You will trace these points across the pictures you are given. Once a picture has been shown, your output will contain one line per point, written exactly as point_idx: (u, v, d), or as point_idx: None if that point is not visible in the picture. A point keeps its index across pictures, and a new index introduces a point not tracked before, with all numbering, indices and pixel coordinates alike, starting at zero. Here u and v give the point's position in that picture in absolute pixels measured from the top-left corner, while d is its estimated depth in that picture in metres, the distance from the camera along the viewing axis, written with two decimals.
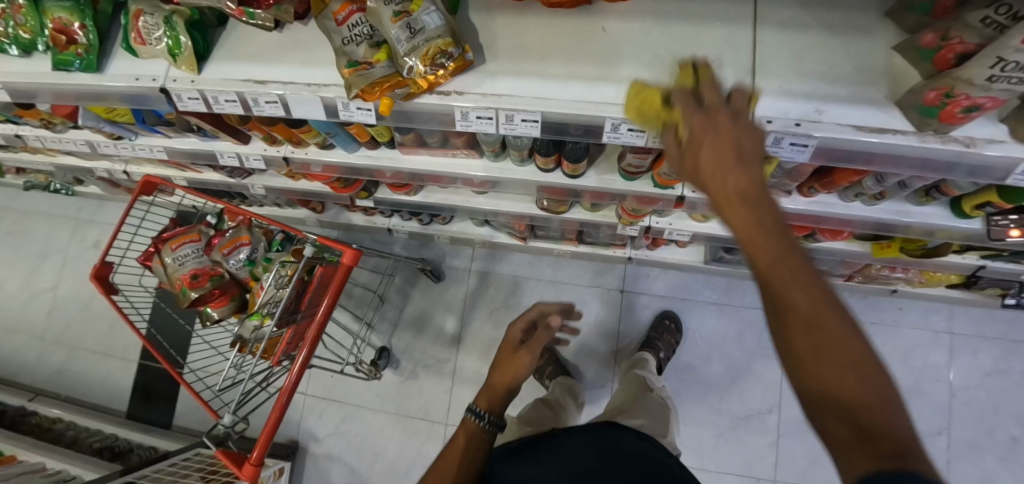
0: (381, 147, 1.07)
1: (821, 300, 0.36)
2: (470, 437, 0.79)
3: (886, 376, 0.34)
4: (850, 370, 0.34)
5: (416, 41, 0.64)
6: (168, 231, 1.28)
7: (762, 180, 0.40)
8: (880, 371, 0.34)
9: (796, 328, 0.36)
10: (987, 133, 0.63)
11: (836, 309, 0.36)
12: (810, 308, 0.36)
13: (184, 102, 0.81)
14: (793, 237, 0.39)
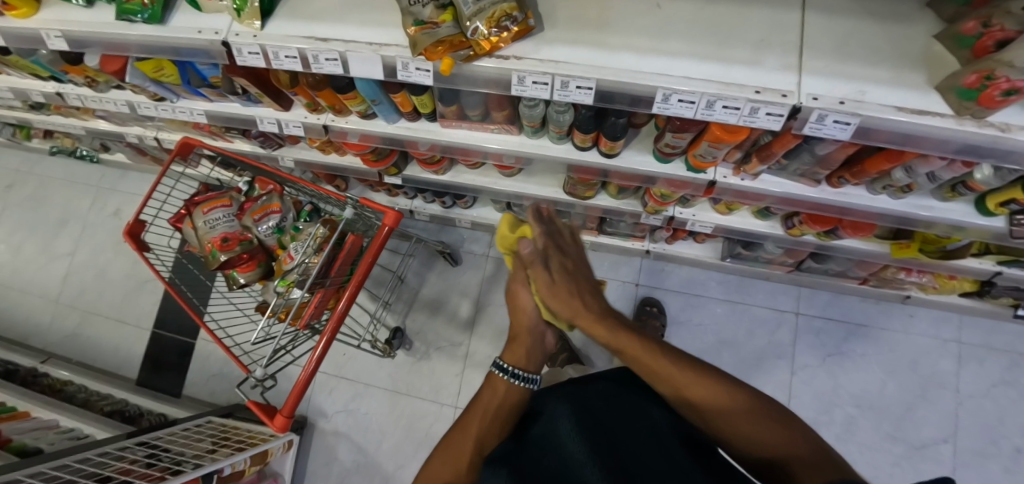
0: (421, 120, 1.10)
1: (758, 418, 0.64)
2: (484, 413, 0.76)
3: (801, 442, 0.60)
4: (783, 442, 0.60)
5: (482, 4, 0.67)
6: (200, 196, 1.31)
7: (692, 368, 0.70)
8: (798, 440, 0.60)
9: (750, 429, 0.62)
10: (1019, 120, 0.66)
11: (763, 416, 0.64)
12: (763, 430, 0.62)
13: (244, 57, 0.84)
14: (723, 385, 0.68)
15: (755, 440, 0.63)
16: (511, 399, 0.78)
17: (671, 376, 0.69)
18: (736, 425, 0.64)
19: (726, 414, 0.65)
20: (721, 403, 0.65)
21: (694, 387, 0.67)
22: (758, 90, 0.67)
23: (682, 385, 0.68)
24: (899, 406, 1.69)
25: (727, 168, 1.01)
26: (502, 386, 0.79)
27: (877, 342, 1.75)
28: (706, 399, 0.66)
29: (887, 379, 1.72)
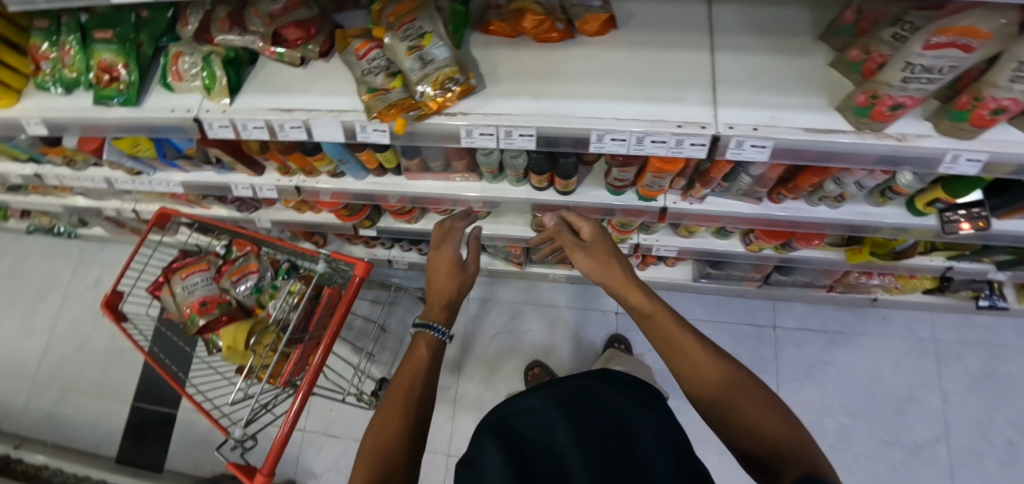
0: (387, 174, 1.16)
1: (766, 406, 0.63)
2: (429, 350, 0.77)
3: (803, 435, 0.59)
4: (787, 430, 0.59)
5: (428, 70, 0.75)
6: (178, 262, 1.34)
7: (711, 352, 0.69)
8: (800, 433, 0.59)
9: (753, 410, 0.62)
10: (915, 129, 0.77)
11: (768, 403, 0.63)
12: (767, 415, 0.61)
13: (215, 130, 0.90)
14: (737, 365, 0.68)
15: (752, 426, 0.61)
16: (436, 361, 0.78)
17: (694, 350, 0.70)
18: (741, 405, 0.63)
19: (733, 396, 0.64)
20: (729, 383, 0.66)
21: (711, 364, 0.68)
22: (681, 124, 0.75)
23: (698, 358, 0.69)
24: (888, 409, 1.71)
25: (676, 194, 1.09)
26: (423, 341, 0.79)
27: (857, 347, 1.79)
28: (717, 378, 0.66)
29: (872, 383, 1.74)
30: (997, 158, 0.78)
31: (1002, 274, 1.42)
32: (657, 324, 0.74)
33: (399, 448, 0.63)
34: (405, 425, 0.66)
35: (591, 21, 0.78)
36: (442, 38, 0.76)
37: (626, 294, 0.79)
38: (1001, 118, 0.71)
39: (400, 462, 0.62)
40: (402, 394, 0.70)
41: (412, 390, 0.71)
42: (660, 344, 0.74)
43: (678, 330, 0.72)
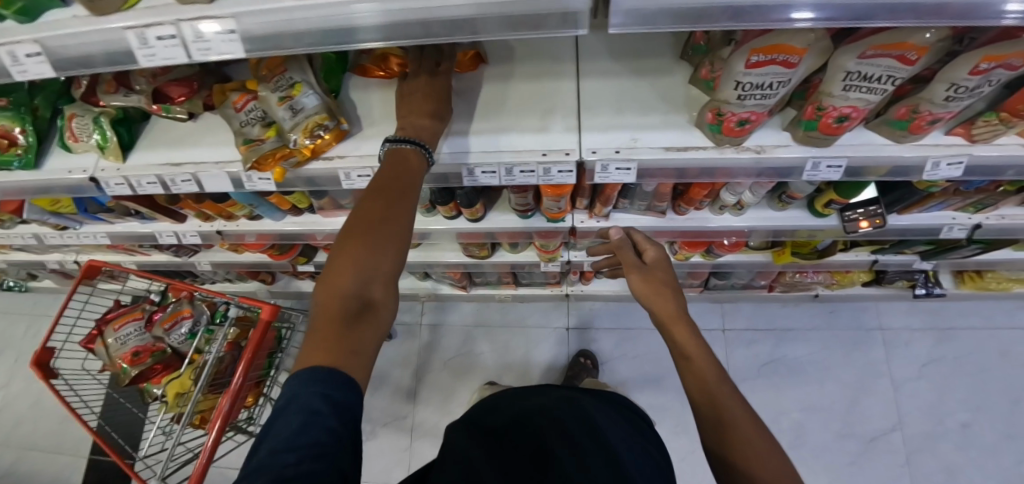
0: (304, 213, 1.19)
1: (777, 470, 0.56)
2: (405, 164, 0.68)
3: None
4: None
5: (298, 118, 0.77)
6: (111, 313, 1.35)
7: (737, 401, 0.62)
8: None
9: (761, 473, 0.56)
10: (773, 140, 0.80)
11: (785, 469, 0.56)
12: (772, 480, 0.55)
13: (113, 188, 0.91)
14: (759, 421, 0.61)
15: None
16: (419, 166, 0.69)
17: (726, 396, 0.62)
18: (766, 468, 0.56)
19: (761, 456, 0.57)
20: (761, 446, 0.58)
21: (744, 417, 0.61)
22: (545, 153, 0.77)
23: (726, 409, 0.61)
24: (842, 402, 1.72)
25: (583, 213, 1.12)
26: (413, 156, 0.69)
27: (806, 342, 1.80)
28: (745, 435, 0.59)
29: (824, 379, 1.75)
30: (855, 163, 0.82)
31: (928, 263, 1.45)
32: (690, 359, 0.67)
33: (382, 262, 0.59)
34: (389, 229, 0.61)
35: (466, 57, 0.82)
36: (312, 85, 0.78)
37: (662, 317, 0.71)
38: (847, 124, 0.73)
39: (385, 274, 0.59)
40: (387, 194, 0.63)
41: (397, 195, 0.64)
42: (686, 382, 0.67)
43: (711, 370, 0.65)
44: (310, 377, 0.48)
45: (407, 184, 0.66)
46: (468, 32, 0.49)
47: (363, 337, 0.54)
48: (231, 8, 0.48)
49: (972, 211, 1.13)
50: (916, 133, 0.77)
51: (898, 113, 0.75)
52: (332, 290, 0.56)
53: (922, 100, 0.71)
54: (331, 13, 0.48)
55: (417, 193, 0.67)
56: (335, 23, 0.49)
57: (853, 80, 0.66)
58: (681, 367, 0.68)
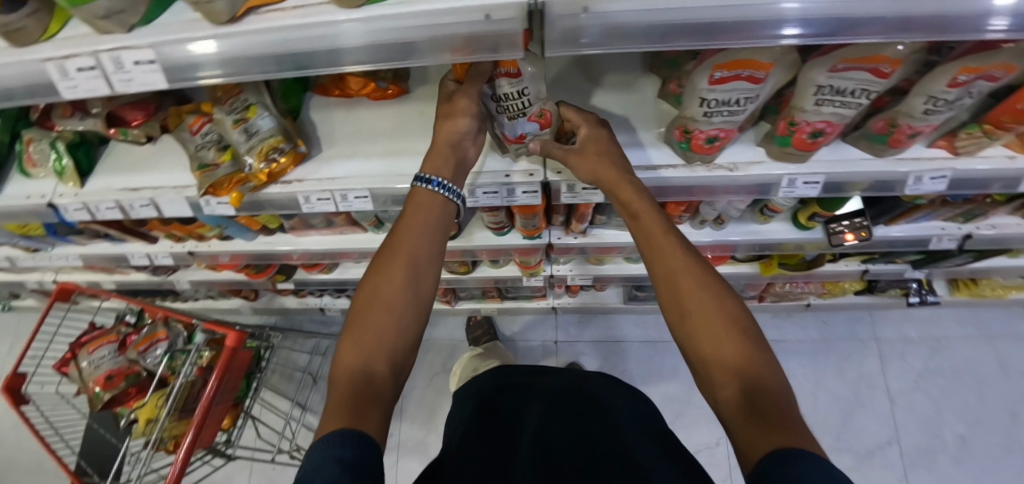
0: (277, 232, 1.16)
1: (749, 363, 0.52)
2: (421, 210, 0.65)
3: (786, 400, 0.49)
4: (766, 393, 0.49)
5: (253, 142, 0.73)
6: (86, 336, 1.32)
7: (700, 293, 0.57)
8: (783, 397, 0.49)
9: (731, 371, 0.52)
10: (746, 157, 0.77)
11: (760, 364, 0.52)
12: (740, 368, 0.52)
13: (71, 213, 0.88)
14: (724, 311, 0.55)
15: (744, 381, 0.50)
16: (443, 218, 0.66)
17: (713, 297, 0.56)
18: (754, 365, 0.52)
19: (748, 358, 0.52)
20: (737, 341, 0.54)
21: (729, 319, 0.55)
22: (508, 174, 0.75)
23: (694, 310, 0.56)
24: (835, 416, 1.75)
25: (559, 229, 1.09)
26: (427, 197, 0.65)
27: (797, 355, 1.83)
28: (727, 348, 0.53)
29: (817, 391, 1.78)
30: (834, 179, 0.78)
31: (920, 272, 1.43)
32: (669, 265, 0.59)
33: (386, 332, 0.59)
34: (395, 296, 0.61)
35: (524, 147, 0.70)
36: (268, 106, 0.74)
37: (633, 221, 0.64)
38: (822, 140, 0.70)
39: (388, 344, 0.59)
40: (399, 254, 0.62)
41: (412, 257, 0.62)
42: (663, 295, 0.60)
43: (687, 265, 0.59)
44: (333, 441, 0.47)
45: (423, 239, 0.64)
46: (404, 58, 0.48)
47: (378, 410, 0.53)
48: (216, 29, 0.46)
49: (961, 221, 1.10)
50: (896, 147, 0.73)
51: (876, 127, 0.72)
52: (340, 371, 0.57)
53: (900, 114, 0.67)
54: (319, 33, 0.46)
55: (436, 252, 0.65)
56: (320, 43, 0.47)
57: (826, 94, 0.62)
58: (656, 276, 0.61)
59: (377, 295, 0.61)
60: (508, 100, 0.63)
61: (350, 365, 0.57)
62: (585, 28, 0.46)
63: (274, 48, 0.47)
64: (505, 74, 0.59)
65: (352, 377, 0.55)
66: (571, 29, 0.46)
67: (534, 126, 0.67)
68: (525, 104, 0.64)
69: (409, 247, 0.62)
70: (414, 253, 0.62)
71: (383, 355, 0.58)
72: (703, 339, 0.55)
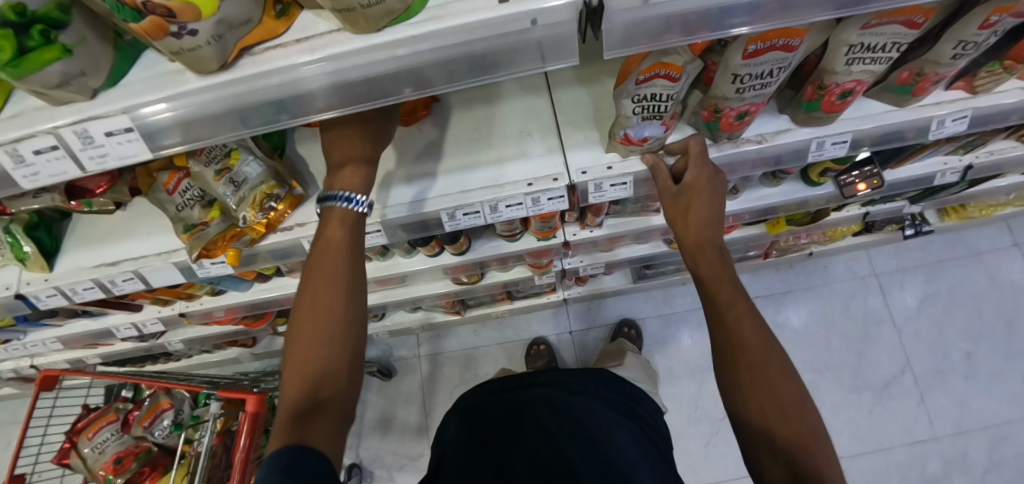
0: (272, 277, 1.08)
1: (804, 413, 0.51)
2: (345, 222, 0.58)
3: (829, 453, 0.49)
4: (812, 440, 0.49)
5: (242, 192, 0.65)
6: (82, 421, 1.22)
7: (770, 336, 0.56)
8: (826, 449, 0.49)
9: (787, 412, 0.51)
10: (771, 127, 0.76)
11: (813, 418, 0.51)
12: (793, 411, 0.51)
13: (43, 299, 0.79)
14: (787, 360, 0.54)
15: (796, 470, 0.47)
16: (357, 233, 0.60)
17: (779, 378, 0.53)
18: (814, 453, 0.48)
19: (807, 443, 0.49)
20: (799, 427, 0.50)
21: (791, 399, 0.52)
22: (531, 182, 0.70)
23: (768, 346, 0.55)
24: (849, 355, 1.79)
25: (573, 225, 1.05)
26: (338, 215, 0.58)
27: (804, 304, 1.86)
28: (782, 388, 0.52)
29: (828, 335, 1.82)
30: (859, 136, 0.77)
31: (917, 206, 1.45)
32: (733, 336, 0.56)
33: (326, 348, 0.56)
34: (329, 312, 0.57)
35: (638, 147, 0.67)
36: (251, 148, 0.66)
37: (711, 286, 0.61)
38: (850, 99, 0.67)
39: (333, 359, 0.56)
40: (320, 275, 0.58)
41: (337, 277, 0.58)
42: (712, 323, 0.60)
43: (756, 338, 0.55)
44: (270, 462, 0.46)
45: (343, 253, 0.58)
46: (377, 95, 0.43)
47: (328, 427, 0.52)
48: (167, 89, 0.39)
49: (963, 152, 1.08)
50: (920, 95, 0.72)
51: (900, 78, 0.69)
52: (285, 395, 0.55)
53: (928, 63, 0.64)
54: (283, 80, 0.40)
55: (360, 262, 0.60)
56: (289, 90, 0.40)
57: (857, 53, 0.58)
58: (710, 305, 0.61)
59: (312, 319, 0.56)
60: (652, 101, 0.59)
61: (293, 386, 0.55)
62: (643, 22, 0.41)
63: (266, 98, 0.41)
64: (664, 77, 0.54)
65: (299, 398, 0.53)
66: (634, 23, 0.41)
67: (660, 128, 0.64)
68: (666, 108, 0.60)
69: (328, 268, 0.58)
70: (339, 275, 0.57)
71: (334, 373, 0.55)
72: (762, 422, 0.51)
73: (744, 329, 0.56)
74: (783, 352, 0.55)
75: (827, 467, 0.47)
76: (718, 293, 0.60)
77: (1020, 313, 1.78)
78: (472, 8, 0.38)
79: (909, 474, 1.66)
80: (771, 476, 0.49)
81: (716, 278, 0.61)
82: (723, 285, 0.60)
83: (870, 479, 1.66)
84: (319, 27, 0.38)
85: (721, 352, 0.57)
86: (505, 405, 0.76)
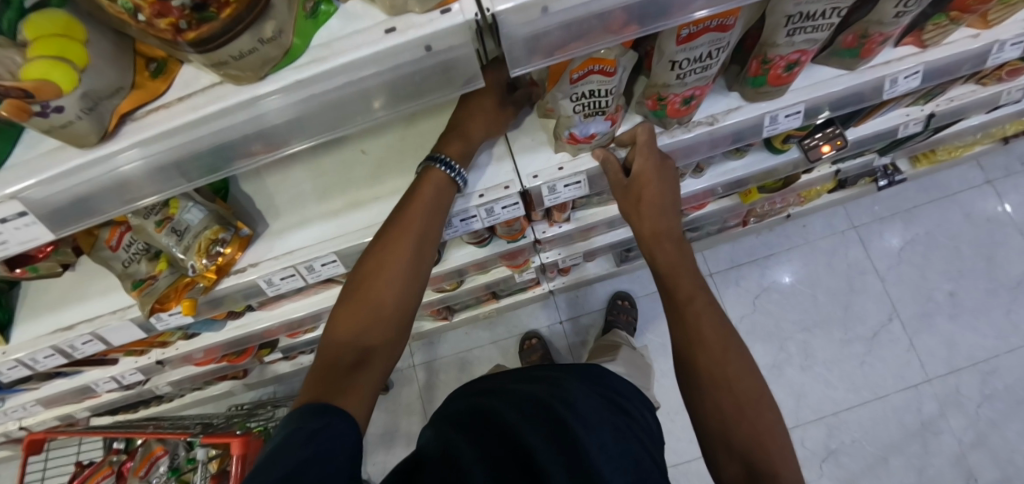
0: (245, 313, 1.06)
1: (763, 406, 0.51)
2: (437, 187, 0.60)
3: (785, 444, 0.49)
4: (768, 434, 0.49)
5: (186, 240, 0.63)
6: (77, 479, 1.22)
7: (730, 329, 0.55)
8: (782, 440, 0.49)
9: (746, 407, 0.51)
10: (722, 106, 0.74)
11: (773, 412, 0.51)
12: (752, 406, 0.51)
13: (5, 372, 0.77)
14: (746, 355, 0.54)
15: (751, 468, 0.47)
16: (448, 199, 0.62)
17: (739, 374, 0.52)
18: (767, 448, 0.48)
19: (762, 437, 0.49)
20: (757, 422, 0.50)
21: (750, 396, 0.51)
22: (483, 193, 0.68)
23: (729, 341, 0.54)
24: (837, 310, 1.81)
25: (543, 223, 1.03)
26: (432, 178, 0.60)
27: (788, 264, 1.87)
28: (740, 382, 0.52)
29: (815, 291, 1.84)
30: (813, 103, 0.75)
31: (886, 158, 1.44)
32: (690, 334, 0.56)
33: (380, 307, 0.57)
34: (400, 272, 0.58)
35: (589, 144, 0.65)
36: (190, 194, 0.63)
37: (670, 280, 0.61)
38: (796, 70, 0.65)
39: (388, 315, 0.57)
40: (398, 233, 0.59)
41: (417, 237, 0.59)
42: (671, 318, 0.59)
43: (715, 333, 0.55)
44: (298, 417, 0.45)
45: (427, 215, 0.60)
46: (302, 136, 0.42)
47: (363, 389, 0.51)
48: (60, 165, 0.37)
49: (923, 102, 1.08)
50: (868, 57, 0.70)
51: (846, 41, 0.68)
52: (332, 339, 0.56)
53: (871, 24, 0.62)
54: (245, 116, 0.38)
55: (440, 232, 0.61)
56: (199, 144, 0.39)
57: (795, 23, 0.56)
58: (665, 299, 0.61)
59: (375, 281, 0.57)
60: (591, 98, 0.56)
61: (344, 335, 0.55)
62: (552, 27, 0.39)
63: (214, 144, 0.39)
64: (599, 73, 0.52)
65: (343, 348, 0.54)
66: (538, 35, 0.39)
67: (605, 124, 0.62)
68: (608, 103, 0.58)
69: (403, 230, 0.58)
70: (413, 236, 0.59)
71: (384, 325, 0.57)
72: (720, 417, 0.51)
73: (705, 329, 0.55)
74: (743, 346, 0.55)
75: (782, 464, 0.46)
76: (677, 283, 0.60)
77: (999, 247, 1.80)
78: (361, 42, 0.36)
79: (906, 418, 1.69)
80: (730, 476, 0.48)
81: (676, 268, 0.61)
82: (683, 277, 0.60)
83: (869, 427, 1.69)
84: (202, 82, 0.37)
85: (680, 348, 0.57)
86: (486, 391, 0.68)
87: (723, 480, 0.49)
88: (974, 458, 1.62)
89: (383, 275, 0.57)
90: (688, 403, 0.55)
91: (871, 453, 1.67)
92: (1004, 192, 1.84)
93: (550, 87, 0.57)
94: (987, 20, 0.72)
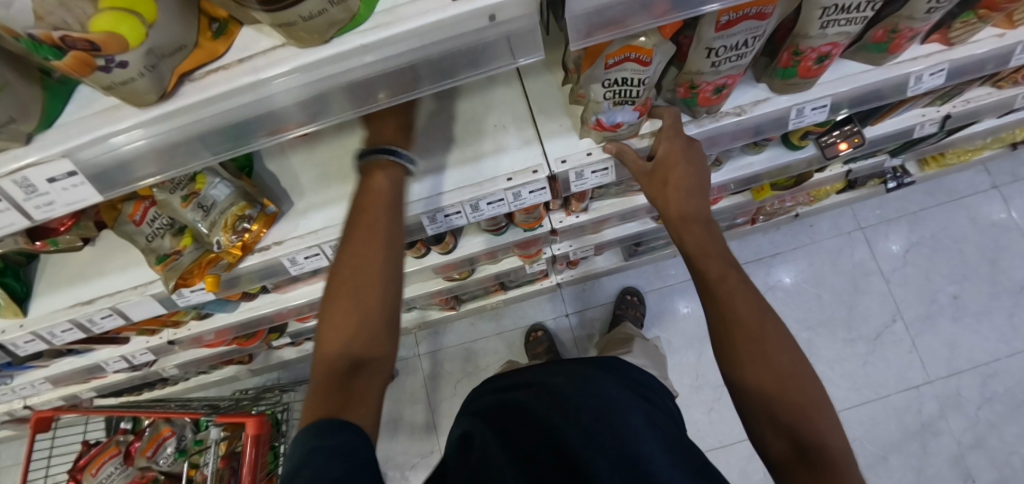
0: (258, 295, 1.06)
1: (805, 382, 0.52)
2: (390, 184, 0.58)
3: (830, 416, 0.50)
4: (812, 409, 0.50)
5: (212, 216, 0.63)
6: (83, 458, 1.21)
7: (767, 307, 0.56)
8: (826, 413, 0.50)
9: (788, 384, 0.51)
10: (750, 98, 0.75)
11: (815, 387, 0.52)
12: (795, 383, 0.51)
13: (22, 346, 0.77)
14: (786, 331, 0.54)
15: (800, 445, 0.49)
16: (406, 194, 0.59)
17: (779, 349, 0.53)
18: (813, 421, 0.49)
19: (807, 412, 0.50)
20: (800, 398, 0.51)
21: (790, 371, 0.52)
22: (511, 177, 0.68)
23: (766, 320, 0.54)
24: (840, 310, 1.83)
25: (559, 212, 1.03)
26: (380, 174, 0.57)
27: (794, 263, 1.88)
28: (781, 359, 0.52)
29: (820, 291, 1.85)
30: (837, 98, 0.76)
31: (897, 159, 1.45)
32: (727, 311, 0.56)
33: (367, 315, 0.57)
34: (381, 274, 0.57)
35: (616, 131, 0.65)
36: (217, 170, 0.63)
37: (699, 260, 0.61)
38: (827, 64, 0.65)
39: (375, 322, 0.57)
40: (368, 237, 0.57)
41: (387, 242, 0.57)
42: (706, 301, 0.59)
43: (750, 312, 0.55)
44: (316, 432, 0.46)
45: (390, 214, 0.57)
46: (352, 106, 0.42)
47: (368, 396, 0.54)
48: (112, 123, 0.37)
49: (940, 103, 1.08)
50: (896, 52, 0.70)
51: (875, 36, 0.68)
52: (327, 349, 0.57)
53: (902, 19, 0.62)
54: (293, 86, 0.38)
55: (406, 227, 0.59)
56: (252, 109, 0.39)
57: (831, 15, 0.56)
58: (699, 284, 0.60)
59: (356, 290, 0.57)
60: (622, 86, 0.56)
61: (335, 347, 0.56)
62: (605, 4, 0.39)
63: (267, 110, 0.39)
64: (634, 61, 0.52)
65: (339, 360, 0.55)
66: (592, 11, 0.40)
67: (636, 113, 0.62)
68: (638, 93, 0.58)
69: (375, 231, 0.57)
70: (385, 238, 0.57)
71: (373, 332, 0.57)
72: (763, 396, 0.52)
73: (744, 311, 0.55)
74: (779, 321, 0.55)
75: (830, 437, 0.48)
76: (710, 270, 0.59)
77: (1003, 252, 1.82)
78: (422, 11, 0.36)
79: (907, 418, 1.70)
80: (778, 454, 0.50)
81: (710, 252, 0.61)
82: (714, 259, 0.60)
83: (869, 426, 1.71)
84: (262, 45, 0.37)
85: (715, 326, 0.57)
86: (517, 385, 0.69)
87: (771, 456, 0.51)
88: (972, 459, 1.64)
89: (363, 280, 0.57)
90: (728, 383, 0.55)
91: (871, 452, 1.68)
92: (1009, 197, 1.85)
93: (582, 70, 0.56)
94: (1013, 20, 0.73)
